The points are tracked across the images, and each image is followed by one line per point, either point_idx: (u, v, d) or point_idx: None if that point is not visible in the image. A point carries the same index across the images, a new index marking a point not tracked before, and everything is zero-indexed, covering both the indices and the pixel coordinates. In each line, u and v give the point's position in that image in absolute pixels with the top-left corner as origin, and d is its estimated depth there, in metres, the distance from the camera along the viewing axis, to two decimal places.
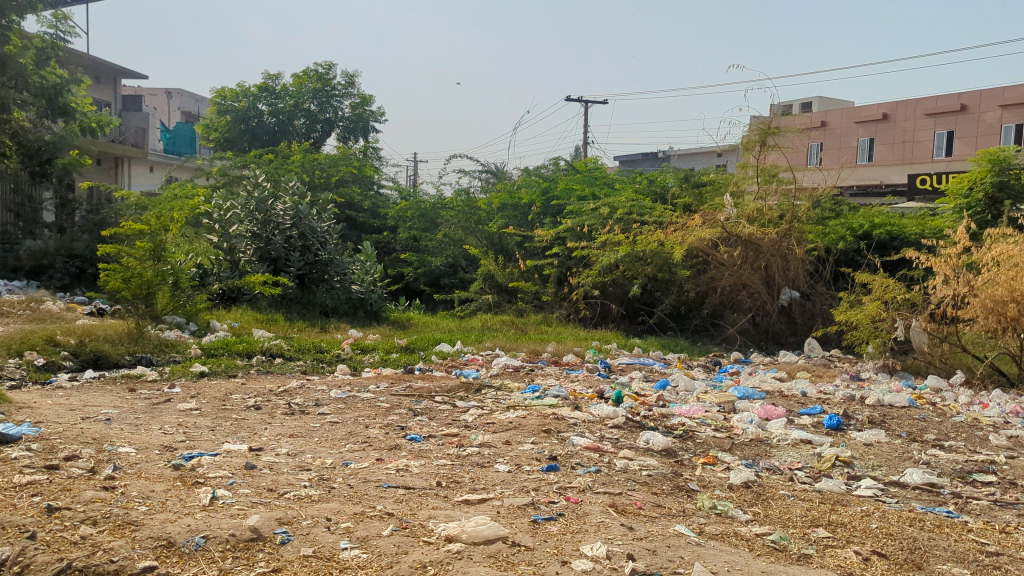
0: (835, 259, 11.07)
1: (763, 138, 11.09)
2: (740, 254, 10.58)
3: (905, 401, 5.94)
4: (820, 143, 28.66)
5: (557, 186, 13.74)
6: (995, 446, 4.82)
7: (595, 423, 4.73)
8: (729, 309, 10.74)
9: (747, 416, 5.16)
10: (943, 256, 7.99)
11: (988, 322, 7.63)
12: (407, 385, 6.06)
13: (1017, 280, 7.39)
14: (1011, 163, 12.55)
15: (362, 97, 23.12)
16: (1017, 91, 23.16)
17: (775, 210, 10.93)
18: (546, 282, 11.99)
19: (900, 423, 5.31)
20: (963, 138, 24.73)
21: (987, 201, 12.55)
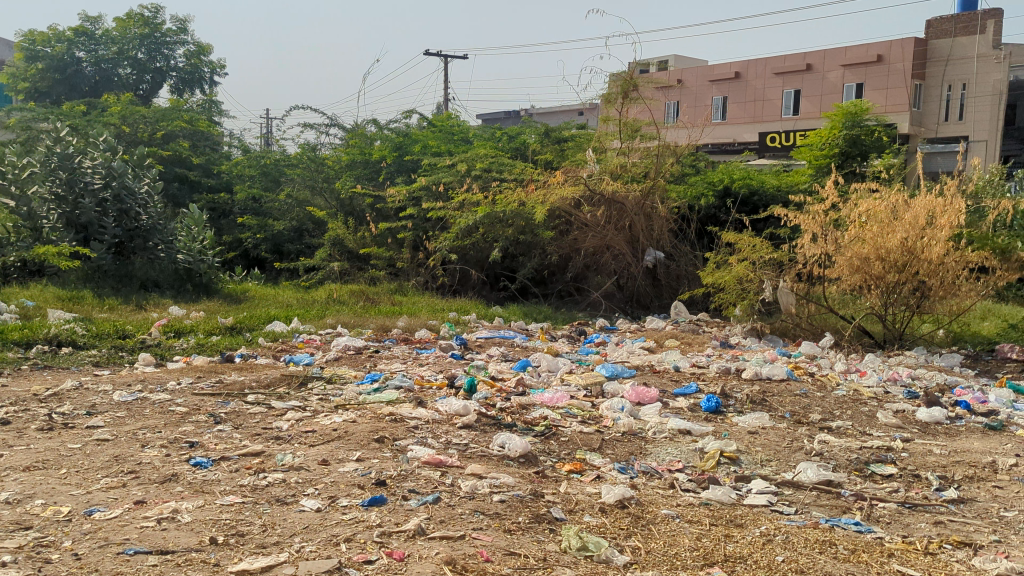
0: (699, 217, 10.71)
1: (624, 90, 10.52)
2: (603, 213, 9.96)
3: (784, 374, 5.48)
4: (676, 102, 28.84)
5: (411, 142, 12.80)
6: (886, 426, 4.35)
7: (442, 424, 3.90)
8: (593, 272, 10.21)
9: (618, 403, 4.51)
10: (811, 212, 7.63)
11: (854, 281, 7.34)
12: (217, 379, 5.00)
13: (884, 237, 7.10)
14: (861, 119, 12.64)
15: (198, 45, 20.99)
16: (858, 50, 23.92)
17: (640, 165, 10.35)
18: (400, 246, 11.07)
19: (782, 403, 4.80)
20: (810, 97, 25.35)
21: (841, 156, 12.55)
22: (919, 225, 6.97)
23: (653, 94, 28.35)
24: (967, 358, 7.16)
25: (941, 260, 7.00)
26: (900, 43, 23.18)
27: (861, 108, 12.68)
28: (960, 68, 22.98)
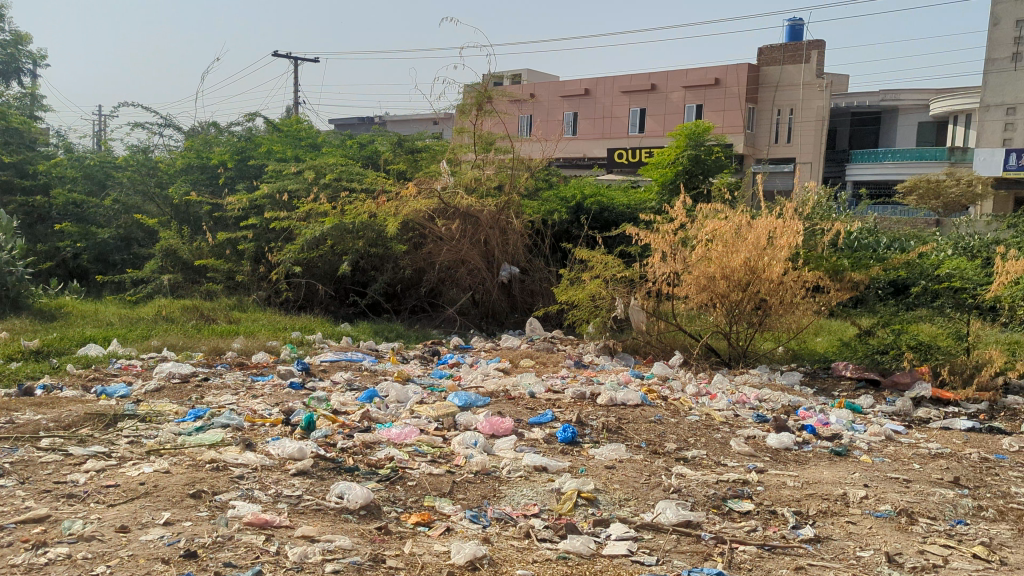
0: (552, 232, 10.70)
1: (479, 103, 10.36)
2: (457, 227, 9.64)
3: (638, 399, 5.40)
4: (529, 116, 29.17)
5: (254, 146, 12.07)
6: (739, 454, 4.32)
7: (272, 472, 3.48)
8: (447, 286, 9.90)
9: (470, 437, 4.23)
10: (660, 231, 7.71)
11: (701, 299, 7.45)
12: (7, 419, 4.30)
13: (729, 257, 7.21)
14: (704, 139, 13.08)
15: (15, 33, 19.05)
16: (698, 73, 25.03)
17: (494, 178, 10.14)
18: (240, 257, 10.35)
19: (637, 431, 4.70)
20: (654, 117, 26.22)
21: (685, 174, 12.93)
22: (761, 245, 7.11)
23: (507, 107, 28.53)
24: (806, 376, 7.41)
25: (782, 279, 7.18)
26: (735, 68, 24.46)
27: (704, 128, 13.13)
28: (787, 94, 24.51)
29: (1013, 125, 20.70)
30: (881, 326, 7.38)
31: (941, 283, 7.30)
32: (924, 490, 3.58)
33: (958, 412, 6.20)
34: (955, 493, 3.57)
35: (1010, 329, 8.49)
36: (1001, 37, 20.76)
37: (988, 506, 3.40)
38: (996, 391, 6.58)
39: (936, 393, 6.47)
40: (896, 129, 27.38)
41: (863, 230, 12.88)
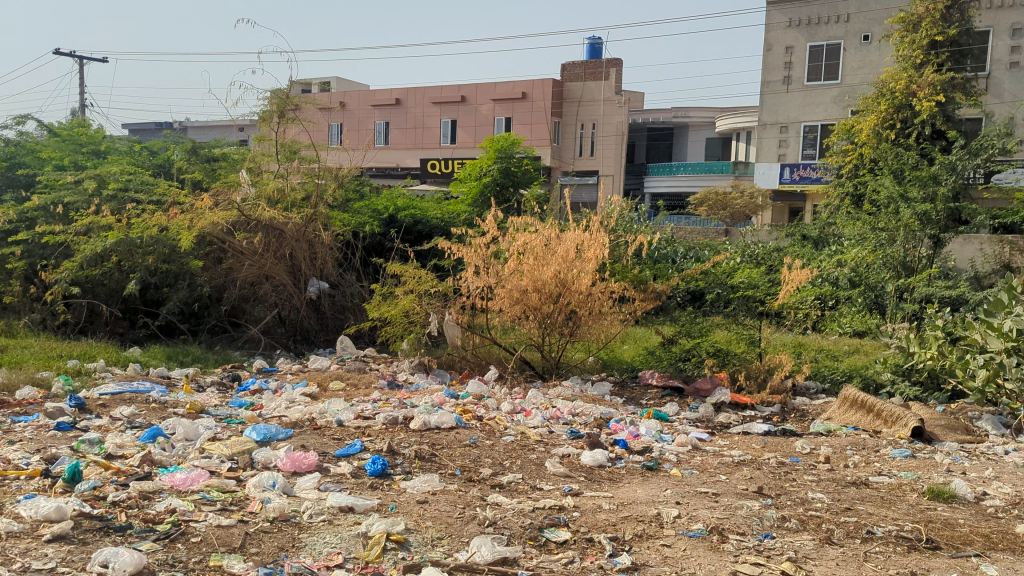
0: (364, 245, 10.31)
1: (281, 110, 9.85)
2: (260, 240, 9.01)
3: (453, 421, 5.21)
4: (339, 124, 28.38)
5: (26, 153, 10.81)
6: (555, 476, 4.21)
7: (20, 542, 2.93)
8: (251, 303, 9.19)
9: (268, 478, 3.84)
10: (472, 245, 7.56)
11: (514, 312, 7.37)
12: None
13: (540, 270, 7.18)
14: (512, 152, 13.21)
15: None
16: (507, 87, 25.48)
17: (299, 190, 9.67)
18: (9, 276, 9.14)
19: (452, 457, 4.49)
20: (465, 128, 26.35)
21: (495, 187, 13.00)
22: (569, 258, 7.13)
23: (316, 114, 27.62)
24: (615, 385, 7.52)
25: (590, 290, 7.24)
26: (541, 82, 25.14)
27: (511, 141, 13.27)
28: (589, 109, 25.51)
29: (785, 143, 22.43)
30: (682, 334, 7.66)
31: (735, 291, 7.70)
32: (732, 504, 3.61)
33: (755, 415, 6.50)
34: (759, 504, 3.63)
35: (793, 331, 9.16)
36: (772, 62, 22.27)
37: (792, 516, 3.47)
38: (786, 393, 7.00)
39: (734, 397, 6.76)
40: (687, 145, 29.21)
41: (662, 240, 13.53)
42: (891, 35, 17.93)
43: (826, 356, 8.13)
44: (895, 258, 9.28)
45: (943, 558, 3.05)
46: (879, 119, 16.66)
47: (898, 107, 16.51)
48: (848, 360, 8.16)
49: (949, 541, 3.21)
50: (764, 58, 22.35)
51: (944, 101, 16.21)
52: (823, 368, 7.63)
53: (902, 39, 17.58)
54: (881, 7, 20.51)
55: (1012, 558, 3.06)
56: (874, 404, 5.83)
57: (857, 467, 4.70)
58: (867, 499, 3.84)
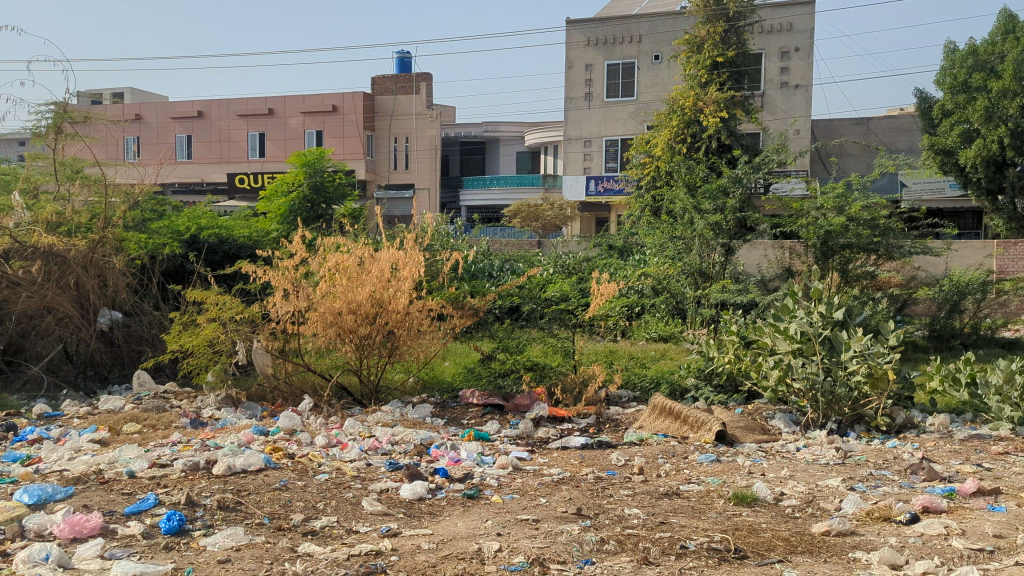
0: (162, 268, 9.52)
1: (59, 125, 8.91)
2: (39, 269, 7.96)
3: (261, 462, 4.86)
4: (135, 137, 26.45)
5: None
6: (372, 515, 4.01)
7: None
8: (31, 339, 8.19)
9: (41, 550, 3.37)
10: (280, 267, 7.12)
11: (329, 336, 6.99)
12: None
13: (354, 291, 6.86)
14: (323, 166, 12.77)
15: None
16: (316, 99, 24.75)
17: (83, 213, 8.72)
18: None
19: (260, 504, 4.17)
20: (274, 141, 25.33)
21: (306, 203, 12.52)
22: (384, 278, 6.87)
23: (107, 128, 25.58)
24: (436, 406, 7.37)
25: (407, 309, 7.02)
26: (351, 96, 24.65)
27: (320, 155, 12.83)
28: (402, 123, 25.36)
29: (590, 156, 23.32)
30: (500, 350, 7.62)
31: (549, 305, 7.77)
32: (552, 530, 3.58)
33: (572, 428, 6.60)
34: (578, 527, 3.62)
35: (605, 339, 9.47)
36: (574, 79, 23.11)
37: (610, 537, 3.49)
38: (601, 404, 7.16)
39: (552, 411, 6.81)
40: (499, 159, 29.90)
41: (478, 253, 13.63)
42: (678, 56, 19.16)
43: (636, 363, 8.43)
44: (691, 266, 9.99)
45: (750, 567, 3.16)
46: (672, 134, 17.75)
47: (688, 123, 17.70)
48: (656, 366, 8.51)
49: (754, 549, 3.35)
50: (566, 75, 23.18)
51: (727, 118, 17.54)
52: (633, 376, 7.89)
53: (689, 60, 18.83)
54: (668, 30, 21.98)
55: (811, 560, 3.23)
56: (681, 410, 6.07)
57: (669, 475, 4.86)
58: (679, 510, 3.95)
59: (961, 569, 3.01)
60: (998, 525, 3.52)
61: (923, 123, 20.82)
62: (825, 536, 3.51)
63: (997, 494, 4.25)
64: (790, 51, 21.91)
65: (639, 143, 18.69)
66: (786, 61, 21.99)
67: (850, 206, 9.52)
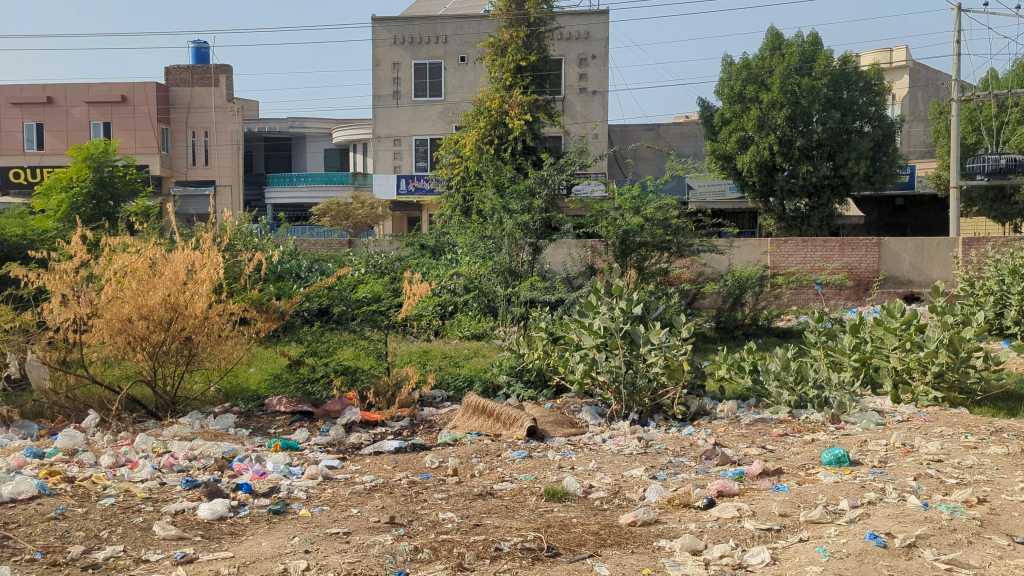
0: None
1: None
2: None
3: (35, 489, 4.33)
4: None
5: None
6: (166, 540, 3.68)
7: None
8: None
9: None
10: (57, 270, 6.39)
11: (116, 345, 6.35)
12: None
13: (145, 296, 6.28)
14: (108, 160, 11.88)
15: None
16: (101, 88, 22.81)
17: None
18: None
19: (31, 537, 3.71)
20: (54, 132, 23.07)
21: (89, 200, 11.55)
22: (180, 281, 6.36)
23: None
24: (240, 416, 6.94)
25: (206, 314, 6.52)
26: (141, 86, 22.94)
27: (106, 148, 11.90)
28: (200, 116, 23.94)
29: (399, 155, 23.09)
30: (309, 354, 7.27)
31: (359, 306, 7.52)
32: (364, 543, 3.44)
33: (385, 431, 6.45)
34: (392, 537, 3.52)
35: (418, 340, 9.41)
36: (381, 77, 22.77)
37: (424, 545, 3.41)
38: (414, 405, 7.07)
39: (364, 415, 6.62)
40: (306, 156, 28.99)
41: (284, 253, 13.09)
42: (483, 59, 19.43)
43: (449, 362, 8.40)
44: (501, 264, 10.13)
45: (562, 565, 3.20)
46: (479, 135, 17.98)
47: (494, 125, 18.03)
48: (469, 364, 8.53)
49: (566, 545, 3.40)
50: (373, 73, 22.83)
51: (531, 120, 18.03)
52: (446, 375, 7.86)
53: (493, 63, 19.17)
54: (473, 32, 22.26)
55: (620, 552, 3.32)
56: (493, 408, 6.10)
57: (482, 475, 4.86)
58: (493, 511, 3.94)
59: (753, 550, 3.22)
60: (783, 504, 3.81)
61: (706, 130, 22.44)
62: (631, 527, 3.63)
63: (780, 474, 4.61)
64: (587, 58, 22.87)
65: (448, 142, 18.79)
66: (584, 68, 22.95)
67: (644, 207, 10.04)
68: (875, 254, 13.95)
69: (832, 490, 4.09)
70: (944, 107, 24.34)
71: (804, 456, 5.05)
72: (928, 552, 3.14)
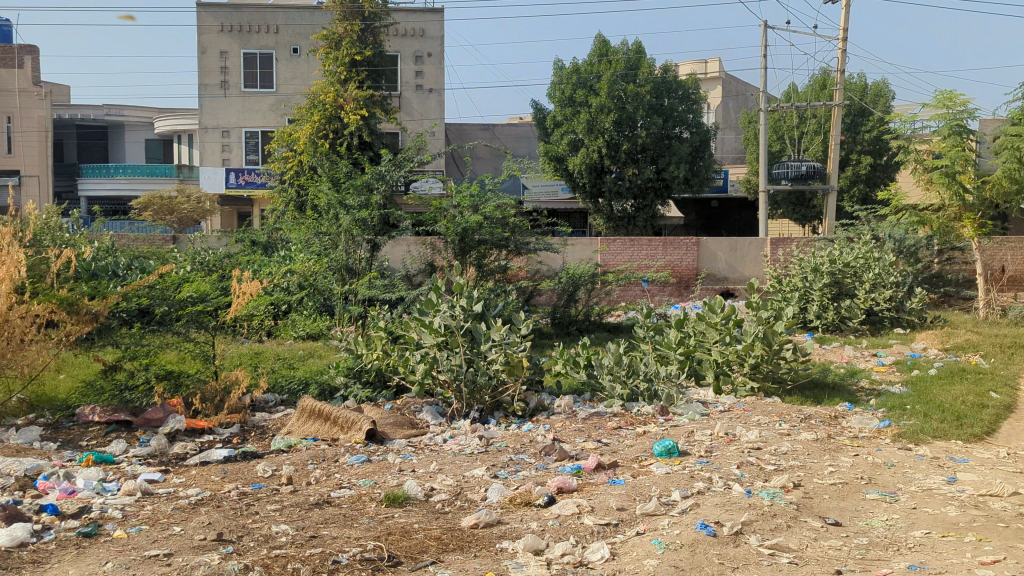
0: None
1: None
2: None
3: None
4: None
5: None
6: None
7: None
8: None
9: None
10: None
11: None
12: None
13: None
14: None
15: None
16: None
17: None
18: None
19: None
20: None
21: None
22: None
23: None
24: (47, 429, 6.30)
25: None
26: None
27: None
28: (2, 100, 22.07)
29: (228, 147, 22.00)
30: (127, 359, 6.68)
31: (183, 307, 6.97)
32: (189, 564, 3.19)
33: (214, 440, 6.06)
34: (219, 556, 3.28)
35: (249, 341, 9.00)
36: (208, 65, 21.67)
37: (255, 562, 3.20)
38: (245, 411, 6.70)
39: (190, 423, 6.19)
40: (124, 146, 27.03)
41: (97, 250, 12.08)
42: (317, 51, 18.84)
43: (283, 364, 8.05)
44: (337, 262, 9.60)
45: None
46: (313, 129, 17.45)
47: (329, 119, 17.57)
48: (304, 366, 8.21)
49: (407, 553, 3.31)
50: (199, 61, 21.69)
51: (367, 116, 17.71)
52: (280, 378, 7.52)
53: (327, 55, 18.63)
54: (305, 23, 21.61)
55: (462, 557, 3.27)
56: (330, 411, 5.89)
57: (319, 482, 4.66)
58: (330, 521, 3.78)
59: (594, 546, 3.27)
60: (620, 497, 3.90)
61: (539, 131, 23.00)
62: (473, 529, 3.59)
63: (616, 467, 4.73)
64: (423, 56, 22.80)
65: (281, 135, 18.13)
66: (420, 65, 22.84)
67: (483, 205, 10.11)
68: (694, 253, 14.75)
69: (664, 481, 4.24)
70: (753, 116, 26.17)
71: (638, 448, 5.22)
72: (753, 538, 3.31)
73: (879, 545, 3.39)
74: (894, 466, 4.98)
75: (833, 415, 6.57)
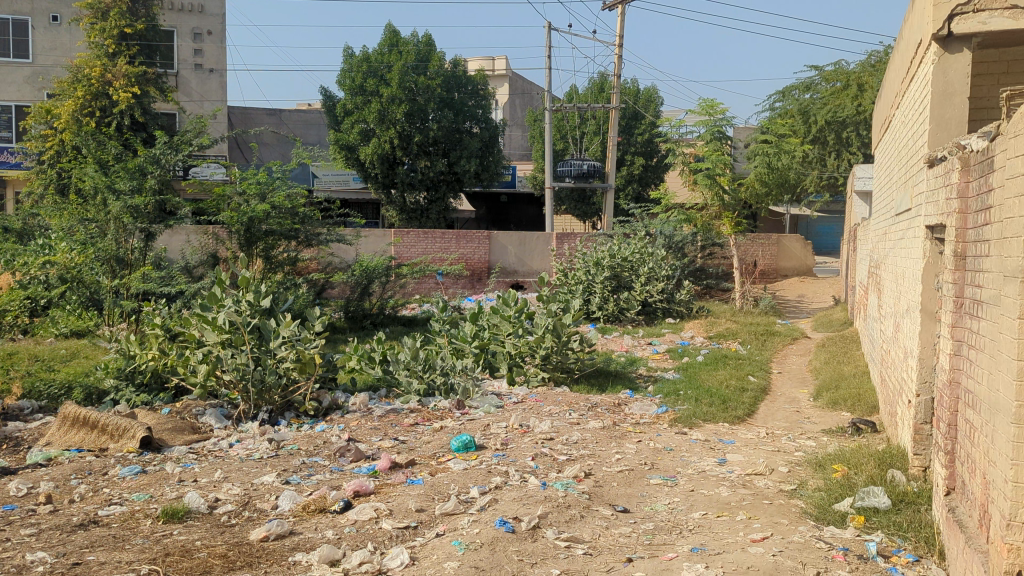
0: None
1: None
2: None
3: None
4: None
5: None
6: None
7: None
8: None
9: None
10: None
11: None
12: None
13: None
14: None
15: None
16: None
17: None
18: None
19: None
20: None
21: None
22: None
23: None
24: None
25: None
26: None
27: None
28: None
29: None
30: None
31: None
32: None
33: None
34: None
35: None
36: None
37: None
38: None
39: None
40: None
41: None
42: (80, 19, 17.05)
43: (40, 366, 7.19)
44: (105, 252, 8.74)
45: None
46: (76, 106, 15.81)
47: (95, 96, 15.99)
48: (66, 367, 7.39)
49: None
50: None
51: (140, 94, 16.32)
52: (37, 382, 6.69)
53: (92, 26, 16.93)
54: None
55: None
56: (98, 419, 5.32)
57: (83, 499, 4.18)
58: (97, 544, 3.40)
59: (393, 552, 3.18)
60: (418, 498, 3.83)
61: (329, 119, 22.32)
62: (263, 542, 3.37)
63: (412, 466, 4.66)
64: (202, 34, 21.42)
65: (37, 111, 16.30)
66: (199, 43, 21.48)
67: (272, 194, 9.66)
68: (486, 246, 15.00)
69: (462, 478, 4.22)
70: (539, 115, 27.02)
71: (434, 444, 5.18)
72: (550, 532, 3.38)
73: (664, 530, 3.58)
74: (672, 451, 5.32)
75: (617, 403, 6.91)
